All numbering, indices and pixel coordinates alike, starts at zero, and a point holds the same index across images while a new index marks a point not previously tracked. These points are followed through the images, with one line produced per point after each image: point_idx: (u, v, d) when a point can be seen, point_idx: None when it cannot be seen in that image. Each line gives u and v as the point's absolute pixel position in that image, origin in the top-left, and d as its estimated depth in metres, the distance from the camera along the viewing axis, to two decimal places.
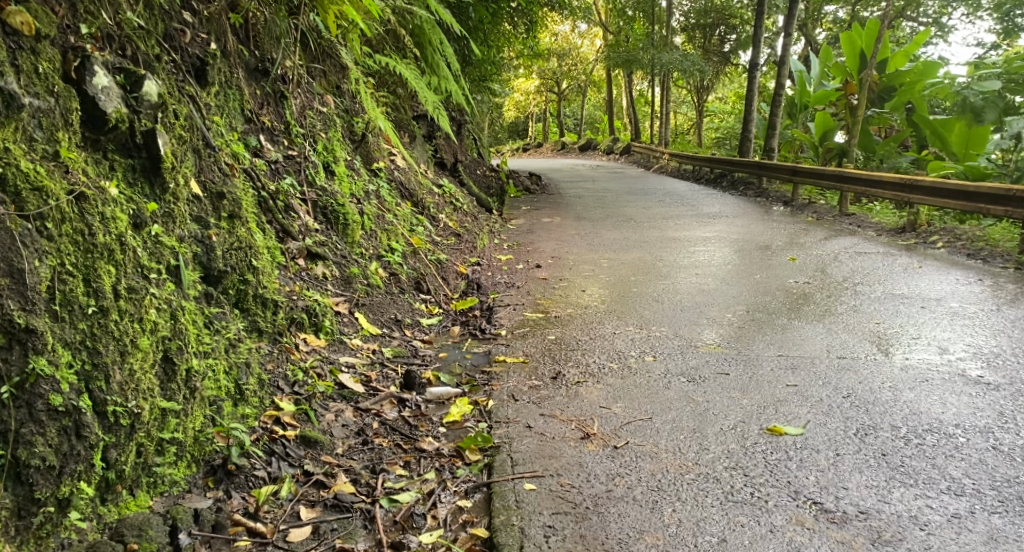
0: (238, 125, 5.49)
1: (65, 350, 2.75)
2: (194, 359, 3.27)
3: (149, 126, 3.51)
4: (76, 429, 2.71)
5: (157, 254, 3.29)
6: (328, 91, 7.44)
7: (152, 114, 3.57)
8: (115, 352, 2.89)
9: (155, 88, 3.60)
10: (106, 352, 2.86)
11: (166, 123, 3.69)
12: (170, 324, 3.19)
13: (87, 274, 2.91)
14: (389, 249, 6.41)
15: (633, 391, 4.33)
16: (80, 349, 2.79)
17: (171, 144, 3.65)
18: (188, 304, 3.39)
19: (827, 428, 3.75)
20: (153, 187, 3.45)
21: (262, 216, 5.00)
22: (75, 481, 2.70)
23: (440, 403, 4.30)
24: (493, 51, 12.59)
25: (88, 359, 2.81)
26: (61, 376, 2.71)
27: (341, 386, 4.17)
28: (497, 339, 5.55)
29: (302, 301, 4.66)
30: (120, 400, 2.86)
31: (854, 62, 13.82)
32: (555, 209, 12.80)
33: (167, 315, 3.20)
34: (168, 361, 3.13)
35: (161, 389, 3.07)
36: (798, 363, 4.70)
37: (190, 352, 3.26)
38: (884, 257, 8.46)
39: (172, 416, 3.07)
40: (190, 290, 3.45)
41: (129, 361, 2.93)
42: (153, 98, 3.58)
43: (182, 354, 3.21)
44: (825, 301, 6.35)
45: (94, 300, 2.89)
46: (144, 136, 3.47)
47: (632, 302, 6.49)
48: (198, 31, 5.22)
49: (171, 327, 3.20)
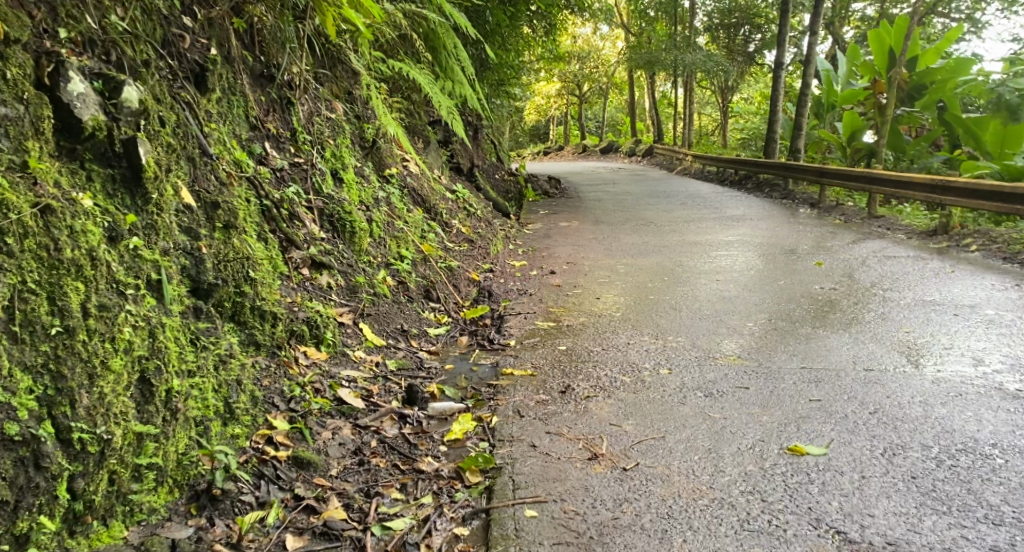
0: (243, 132, 5.35)
1: (24, 375, 2.67)
2: (176, 379, 3.16)
3: (130, 135, 3.38)
4: (34, 459, 2.63)
5: (135, 269, 3.18)
6: (339, 96, 7.31)
7: (133, 121, 3.44)
8: (82, 376, 2.80)
9: (135, 94, 3.47)
10: (71, 375, 2.77)
11: (152, 130, 3.57)
12: (147, 342, 3.08)
13: (52, 292, 2.82)
14: (398, 257, 6.25)
15: (645, 407, 4.14)
16: (42, 373, 2.71)
17: (155, 154, 3.52)
18: (171, 321, 3.26)
19: (852, 447, 3.53)
20: (134, 198, 3.33)
21: (265, 225, 4.85)
22: (35, 516, 2.62)
23: (443, 419, 4.13)
24: (511, 54, 12.42)
25: (52, 384, 2.73)
26: (19, 403, 2.63)
27: (340, 402, 4.01)
28: (507, 350, 5.37)
29: (304, 312, 4.50)
30: (88, 426, 2.77)
31: (883, 60, 13.53)
32: (574, 213, 12.60)
33: (145, 332, 3.10)
34: (145, 382, 3.02)
35: (138, 411, 2.97)
36: (821, 377, 4.48)
37: (172, 372, 3.14)
38: (914, 261, 8.20)
39: (150, 439, 2.98)
40: (175, 305, 3.32)
41: (98, 384, 2.84)
42: (133, 105, 3.45)
43: (163, 373, 3.10)
44: (852, 309, 6.12)
45: (58, 320, 2.80)
46: (124, 145, 3.35)
47: (648, 310, 6.29)
48: (198, 36, 5.08)
49: (149, 345, 3.09)
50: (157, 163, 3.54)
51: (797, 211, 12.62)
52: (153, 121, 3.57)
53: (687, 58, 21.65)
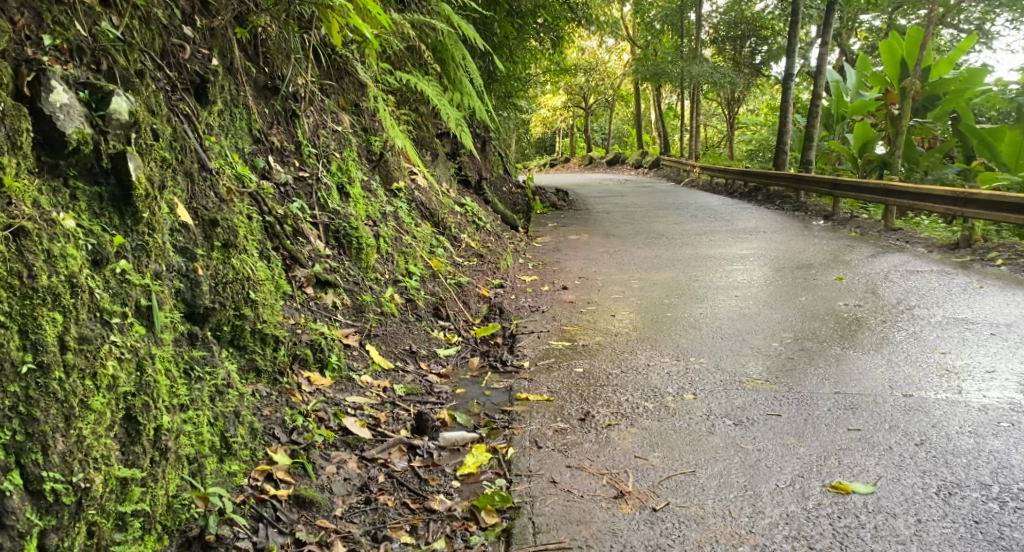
0: (245, 146, 5.12)
1: None
2: (166, 415, 2.91)
3: (118, 149, 3.15)
4: None
5: (121, 294, 2.94)
6: (346, 109, 7.08)
7: (123, 134, 3.20)
8: (58, 418, 2.58)
9: (124, 105, 3.23)
10: (44, 418, 2.54)
11: (145, 143, 3.33)
12: (134, 377, 2.84)
13: (23, 324, 2.59)
14: (406, 274, 6.01)
15: (673, 438, 3.88)
16: (10, 417, 2.48)
17: (147, 169, 3.28)
18: (162, 351, 3.02)
19: (902, 485, 3.36)
20: (123, 217, 3.09)
21: (267, 243, 4.62)
22: None
23: (455, 451, 3.89)
24: (519, 66, 12.19)
25: (22, 429, 2.50)
26: None
27: (345, 431, 3.77)
28: (521, 373, 5.10)
29: (307, 335, 4.27)
30: (62, 474, 2.54)
31: (894, 71, 13.28)
32: (584, 226, 12.35)
33: (132, 365, 2.86)
34: (131, 420, 2.79)
35: (122, 453, 2.73)
36: (858, 402, 4.22)
37: (162, 408, 2.90)
38: (939, 276, 7.94)
39: (136, 484, 2.73)
40: (165, 333, 3.07)
41: (75, 426, 2.61)
42: (122, 117, 3.21)
43: (152, 410, 2.86)
44: (881, 327, 5.84)
45: (30, 356, 2.57)
46: (112, 160, 3.12)
47: (666, 329, 6.02)
48: (199, 47, 4.86)
49: (136, 380, 2.85)
50: (150, 180, 3.30)
51: (811, 223, 12.35)
52: (147, 132, 3.33)
53: (694, 70, 21.42)
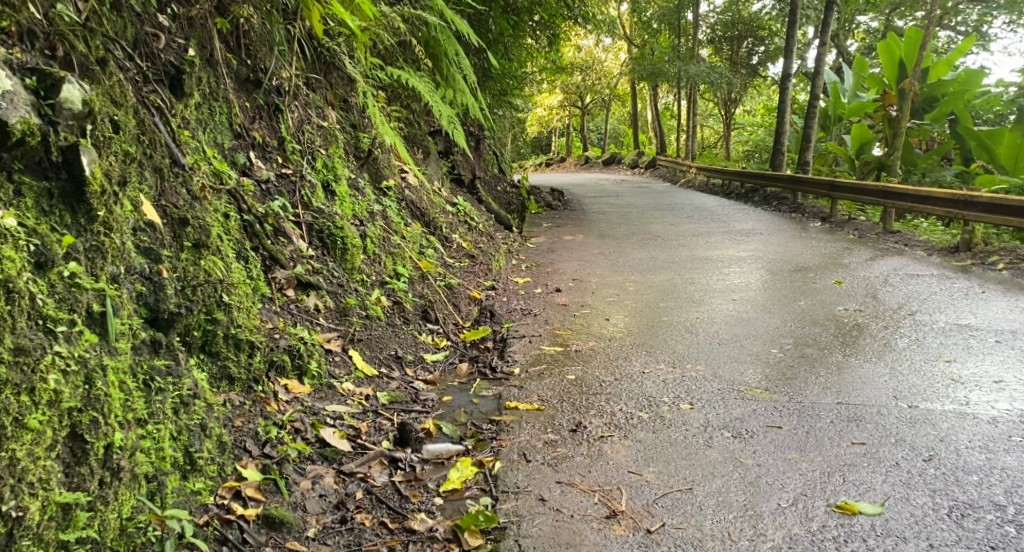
0: (225, 141, 4.91)
1: None
2: (119, 432, 2.71)
3: (70, 141, 2.95)
4: None
5: (69, 299, 2.73)
6: (334, 105, 6.87)
7: (75, 125, 3.01)
8: None
9: (77, 93, 3.04)
10: None
11: (102, 136, 3.13)
12: (81, 391, 2.63)
13: None
14: (394, 275, 5.79)
15: (668, 452, 3.67)
16: None
17: (104, 164, 3.08)
18: (116, 362, 2.81)
19: (912, 505, 3.19)
20: (76, 215, 2.89)
21: (245, 243, 4.42)
22: None
23: (438, 464, 3.68)
24: (514, 64, 11.98)
25: None
26: None
27: (323, 443, 3.59)
28: (510, 380, 4.88)
29: (285, 340, 4.07)
30: None
31: (892, 72, 13.11)
32: (579, 227, 12.13)
33: (80, 378, 2.65)
34: (76, 439, 2.59)
35: (65, 474, 2.53)
36: (861, 414, 4.02)
37: (114, 424, 2.70)
38: (940, 280, 7.76)
39: (81, 509, 2.54)
40: (121, 341, 2.87)
41: (8, 447, 2.41)
42: (75, 106, 3.02)
43: (103, 426, 2.66)
44: (882, 334, 5.64)
45: None
46: (63, 153, 2.92)
47: (662, 334, 5.82)
48: (174, 37, 4.65)
49: (83, 395, 2.64)
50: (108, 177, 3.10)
51: (809, 225, 12.15)
52: (105, 124, 3.13)
53: (691, 69, 21.20)
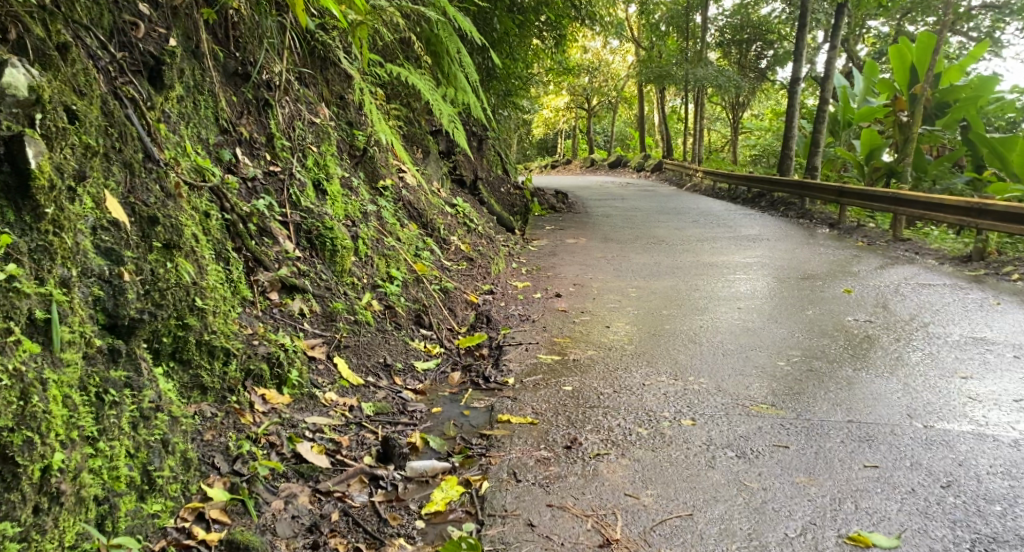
0: (210, 136, 4.70)
1: None
2: (60, 452, 2.58)
3: (13, 131, 2.82)
4: None
5: (5, 307, 2.59)
6: (329, 101, 6.65)
7: (20, 114, 2.87)
8: None
9: (21, 80, 2.90)
10: None
11: (55, 127, 2.98)
12: (13, 408, 2.50)
13: None
14: (386, 278, 5.55)
15: (668, 473, 3.44)
16: None
17: (52, 155, 2.94)
18: (58, 373, 2.67)
19: (929, 538, 2.96)
20: (19, 212, 2.76)
21: (226, 244, 4.20)
22: None
23: (422, 482, 3.46)
24: (519, 64, 11.72)
25: None
26: None
27: (299, 459, 3.40)
28: (504, 391, 4.64)
29: (264, 347, 3.83)
30: None
31: (904, 78, 12.82)
32: (582, 230, 11.87)
33: (13, 394, 2.51)
34: (6, 461, 2.45)
35: None
36: (874, 434, 3.78)
37: (55, 444, 2.58)
38: (952, 290, 7.50)
39: (11, 540, 2.42)
40: (68, 352, 2.73)
41: None
42: (19, 92, 2.88)
43: (42, 447, 2.53)
44: (895, 347, 5.38)
45: None
46: (5, 145, 2.80)
47: (663, 343, 5.57)
48: (155, 26, 4.44)
49: (16, 412, 2.50)
50: (61, 174, 2.97)
51: (816, 231, 11.88)
52: (57, 114, 2.98)
53: (698, 72, 20.89)
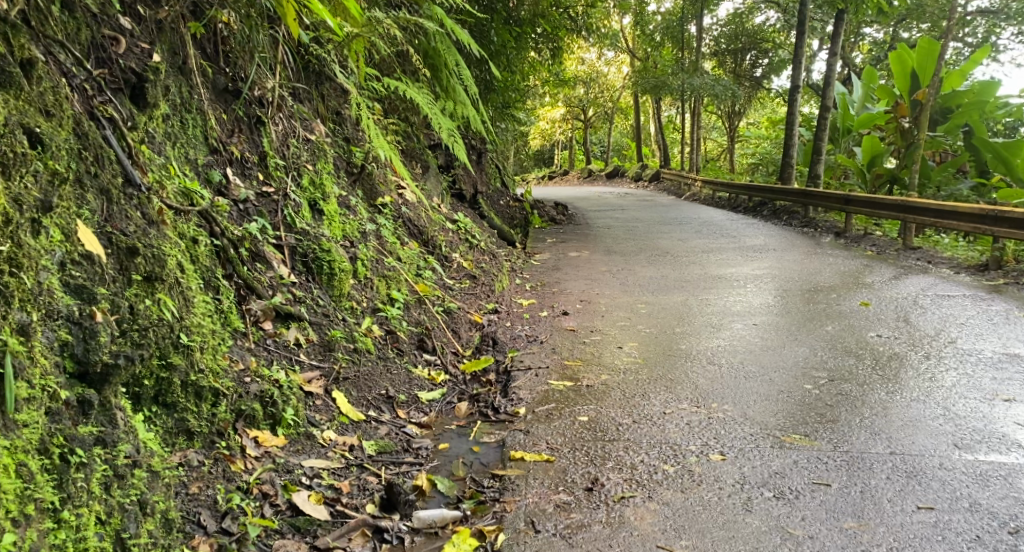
0: (199, 157, 4.41)
1: None
2: (13, 531, 2.29)
3: None
4: None
5: None
6: (325, 116, 6.35)
7: None
8: None
9: None
10: None
11: (12, 153, 2.72)
12: None
13: None
14: (387, 301, 5.24)
15: (702, 518, 3.20)
16: None
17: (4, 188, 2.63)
18: (10, 441, 2.37)
19: None
20: None
21: (215, 272, 3.90)
22: None
23: (431, 536, 3.18)
24: (516, 77, 11.42)
25: None
26: None
27: (295, 512, 3.12)
28: (514, 423, 4.29)
29: (257, 385, 3.53)
30: None
31: (905, 84, 12.41)
32: (584, 243, 11.56)
33: None
34: None
35: None
36: (921, 467, 3.52)
37: (6, 524, 2.28)
38: (975, 302, 7.18)
39: None
40: (26, 411, 2.44)
41: None
42: None
43: None
44: (926, 367, 5.05)
45: None
46: None
47: (680, 364, 5.23)
48: (138, 41, 4.14)
49: None
50: (18, 206, 2.67)
51: (822, 240, 11.58)
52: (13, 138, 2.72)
53: (695, 82, 20.60)
